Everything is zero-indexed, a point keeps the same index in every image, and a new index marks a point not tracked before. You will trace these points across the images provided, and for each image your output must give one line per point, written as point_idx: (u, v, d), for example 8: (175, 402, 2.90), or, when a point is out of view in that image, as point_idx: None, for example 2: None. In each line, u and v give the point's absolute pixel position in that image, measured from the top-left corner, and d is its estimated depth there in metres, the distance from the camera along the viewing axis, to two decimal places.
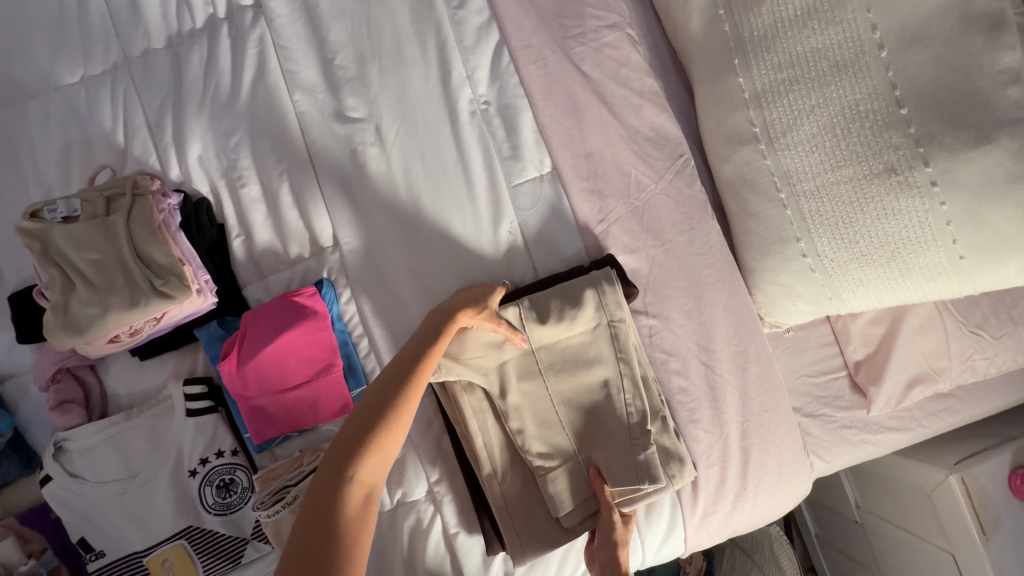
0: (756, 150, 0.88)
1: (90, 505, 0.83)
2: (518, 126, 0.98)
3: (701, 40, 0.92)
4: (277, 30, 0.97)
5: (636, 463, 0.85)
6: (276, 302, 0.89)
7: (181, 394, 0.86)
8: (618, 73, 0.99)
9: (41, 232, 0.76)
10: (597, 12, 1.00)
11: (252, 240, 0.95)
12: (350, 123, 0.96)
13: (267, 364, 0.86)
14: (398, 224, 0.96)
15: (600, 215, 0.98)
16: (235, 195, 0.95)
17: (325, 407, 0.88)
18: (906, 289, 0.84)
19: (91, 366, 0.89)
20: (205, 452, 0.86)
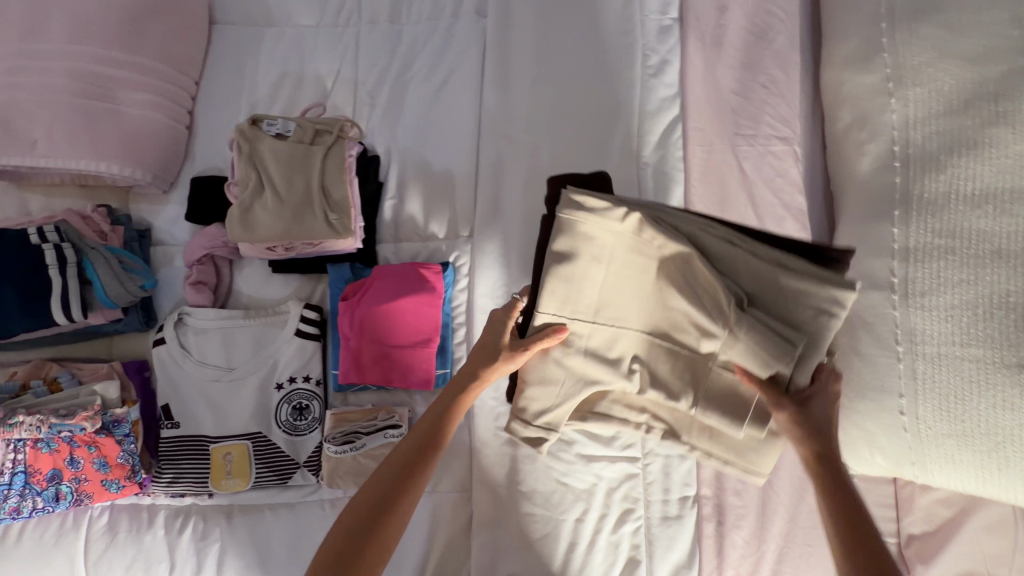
0: (888, 298, 0.90)
1: (186, 380, 0.90)
2: (668, 195, 1.04)
3: (867, 181, 0.96)
4: (491, 41, 1.08)
5: (773, 365, 0.60)
6: (404, 267, 0.95)
7: (299, 313, 0.94)
8: (774, 181, 1.05)
9: (256, 138, 0.87)
10: (774, 122, 1.06)
11: (402, 206, 1.03)
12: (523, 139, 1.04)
13: (378, 318, 0.92)
14: None
15: None
16: (402, 164, 1.05)
17: (409, 376, 0.93)
18: (995, 485, 0.83)
19: (231, 260, 0.98)
20: (296, 373, 0.92)
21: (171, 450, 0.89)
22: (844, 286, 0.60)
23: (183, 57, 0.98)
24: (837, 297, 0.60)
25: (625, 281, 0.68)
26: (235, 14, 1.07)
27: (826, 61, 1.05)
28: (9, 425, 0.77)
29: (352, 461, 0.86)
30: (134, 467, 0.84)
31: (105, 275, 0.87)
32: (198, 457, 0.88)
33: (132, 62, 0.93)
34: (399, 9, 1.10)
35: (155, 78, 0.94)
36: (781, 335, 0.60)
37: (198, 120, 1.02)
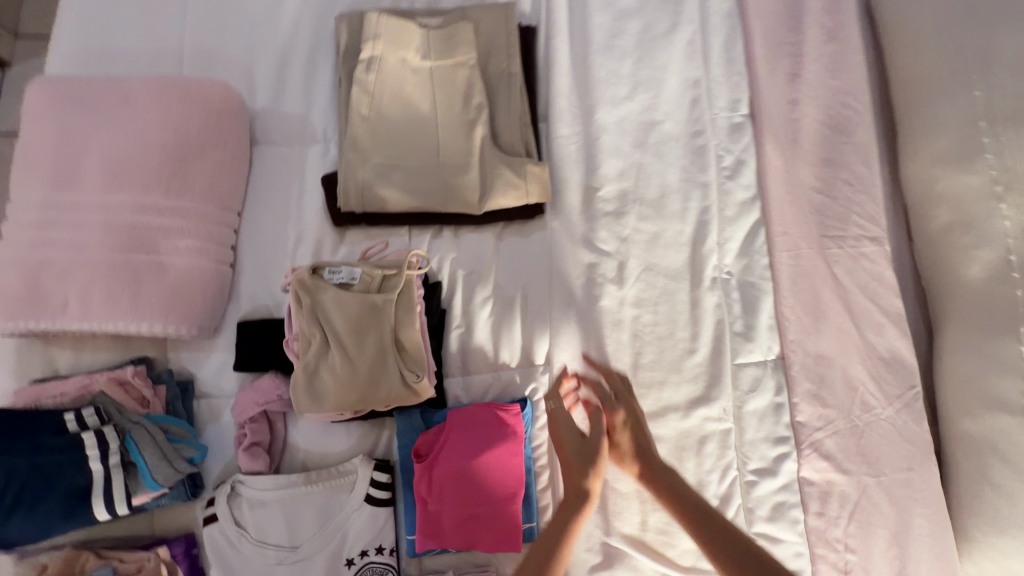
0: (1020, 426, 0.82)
1: (244, 563, 0.79)
2: (757, 308, 0.96)
3: (976, 292, 0.89)
4: (554, 148, 1.01)
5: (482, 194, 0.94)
6: (483, 412, 0.86)
7: (368, 474, 0.83)
8: (869, 286, 0.98)
9: (319, 292, 0.78)
10: (862, 220, 1.00)
11: (470, 335, 0.94)
12: (597, 254, 0.97)
13: (459, 476, 0.82)
14: (617, 367, 0.92)
15: (818, 423, 0.92)
16: (467, 288, 0.96)
17: (493, 539, 0.82)
18: None
19: (284, 413, 0.87)
20: (369, 546, 0.81)
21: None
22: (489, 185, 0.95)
23: (229, 193, 0.91)
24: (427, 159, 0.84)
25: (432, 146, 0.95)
26: (278, 134, 0.99)
27: (913, 154, 0.99)
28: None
29: None
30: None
31: (151, 459, 0.76)
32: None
33: (176, 207, 0.86)
34: None
35: (202, 223, 0.87)
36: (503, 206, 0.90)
37: (243, 253, 0.93)
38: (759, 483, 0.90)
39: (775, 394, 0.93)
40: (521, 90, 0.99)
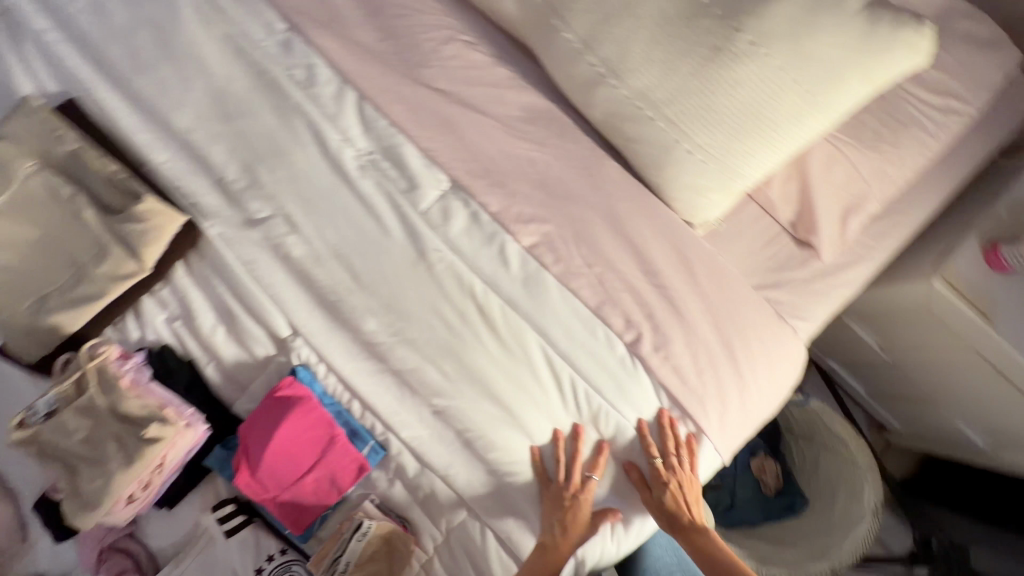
0: (609, 87, 0.95)
1: None
2: (405, 159, 1.04)
3: (522, 21, 1.03)
4: (168, 175, 1.05)
5: (129, 257, 0.97)
6: (263, 406, 0.95)
7: (218, 519, 0.91)
8: (470, 76, 1.07)
9: (32, 437, 0.85)
10: (429, 34, 1.09)
11: (223, 359, 1.01)
12: (262, 223, 1.03)
13: (275, 463, 0.91)
14: (339, 287, 1.01)
15: (508, 200, 1.01)
16: (194, 328, 1.02)
17: (342, 478, 0.94)
18: (784, 139, 0.92)
19: (131, 533, 0.94)
20: (264, 558, 0.90)
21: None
22: (116, 248, 0.98)
23: None
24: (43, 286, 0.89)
25: (61, 258, 0.99)
26: None
27: None
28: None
29: None
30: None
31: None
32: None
33: None
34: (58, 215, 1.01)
35: None
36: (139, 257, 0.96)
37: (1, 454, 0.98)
38: (499, 279, 0.98)
39: (465, 207, 1.02)
40: (95, 155, 1.01)
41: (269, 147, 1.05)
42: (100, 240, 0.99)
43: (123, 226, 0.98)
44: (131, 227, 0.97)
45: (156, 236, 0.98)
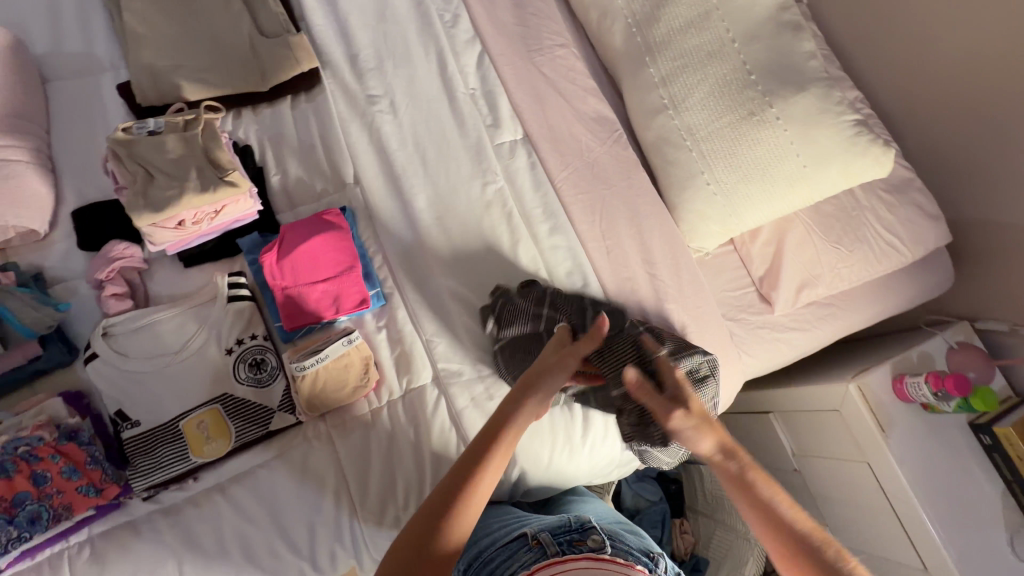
0: (847, 386, 1.25)
1: (135, 379, 0.79)
2: (697, 285, 1.05)
3: (824, 341, 1.16)
4: (589, 98, 1.14)
5: (508, 102, 1.11)
6: (307, 224, 0.91)
7: (232, 279, 0.85)
8: (779, 319, 1.12)
9: (128, 142, 0.81)
10: (857, 245, 1.10)
11: (449, 189, 1.01)
12: (584, 178, 1.08)
13: (303, 264, 0.88)
14: (550, 267, 1.00)
15: (742, 372, 1.06)
16: (479, 154, 1.05)
17: (343, 303, 0.89)
18: (881, 523, 1.27)
19: (140, 271, 0.87)
20: (242, 334, 0.83)
21: (134, 451, 0.76)
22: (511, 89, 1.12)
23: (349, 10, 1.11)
24: (487, 78, 1.12)
25: (498, 51, 1.14)
26: None
27: (890, 208, 1.12)
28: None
29: (316, 377, 0.81)
30: (95, 452, 0.71)
31: (17, 305, 0.76)
32: (163, 437, 0.77)
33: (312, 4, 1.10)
34: (531, 41, 1.16)
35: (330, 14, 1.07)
36: (515, 110, 1.11)
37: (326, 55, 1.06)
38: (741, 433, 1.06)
39: (679, 326, 1.01)
40: (582, 57, 1.19)
41: (684, 175, 1.04)
42: (511, 75, 1.13)
43: (537, 90, 1.13)
44: (539, 93, 1.13)
45: (540, 113, 1.11)
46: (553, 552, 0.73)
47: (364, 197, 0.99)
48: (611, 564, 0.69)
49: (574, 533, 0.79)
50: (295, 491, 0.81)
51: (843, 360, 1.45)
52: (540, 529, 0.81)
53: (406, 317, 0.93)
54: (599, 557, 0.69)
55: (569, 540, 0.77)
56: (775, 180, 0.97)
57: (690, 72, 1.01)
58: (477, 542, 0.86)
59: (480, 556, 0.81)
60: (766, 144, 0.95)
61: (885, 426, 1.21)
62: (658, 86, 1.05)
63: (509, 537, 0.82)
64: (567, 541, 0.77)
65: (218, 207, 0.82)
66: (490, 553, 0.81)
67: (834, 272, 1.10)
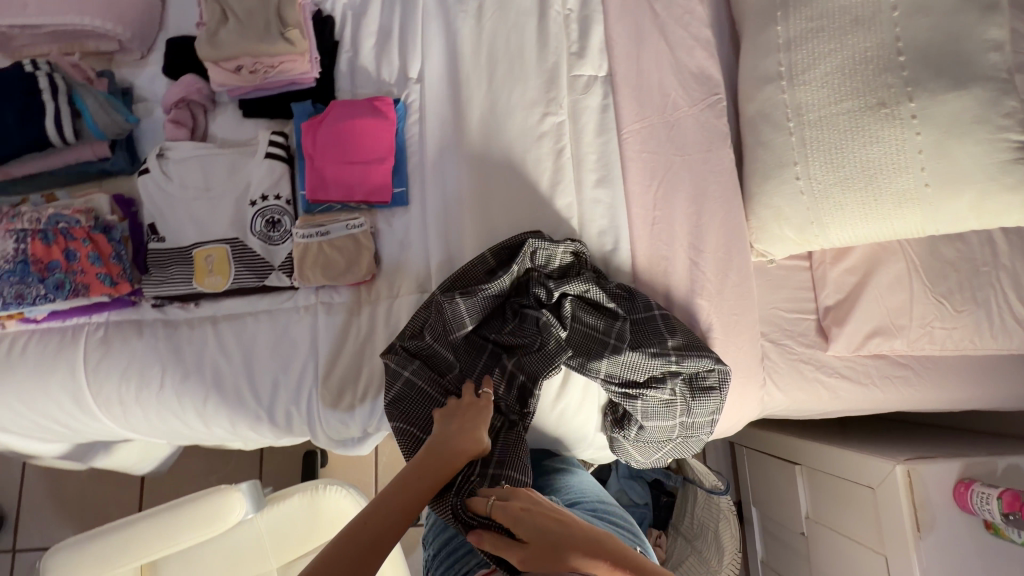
0: (894, 466, 1.05)
1: (170, 201, 0.86)
2: (741, 289, 0.92)
3: (879, 404, 0.97)
4: (695, 49, 0.99)
5: (601, 32, 1.00)
6: (355, 105, 0.91)
7: (273, 137, 0.89)
8: (830, 358, 0.95)
9: None
10: (970, 306, 0.87)
11: (506, 108, 0.95)
12: (655, 136, 0.95)
13: (338, 141, 0.88)
14: (582, 220, 0.92)
15: (761, 400, 0.93)
16: (549, 81, 0.97)
17: (363, 189, 0.88)
18: None
19: (206, 110, 0.94)
20: (267, 191, 0.87)
21: (153, 261, 0.85)
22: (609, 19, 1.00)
23: None
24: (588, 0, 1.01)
25: None
26: None
27: None
28: (11, 216, 0.77)
29: (316, 250, 0.84)
30: (120, 250, 0.81)
31: (95, 107, 0.84)
32: (178, 258, 0.85)
33: None
34: None
35: None
36: (605, 43, 1.00)
37: None
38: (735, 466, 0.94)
39: (702, 326, 0.90)
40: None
41: (772, 162, 0.88)
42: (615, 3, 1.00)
43: (639, 26, 0.99)
44: (639, 30, 0.99)
45: (633, 53, 0.99)
46: None
47: (420, 95, 0.97)
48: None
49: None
50: (271, 347, 0.86)
51: (904, 440, 1.22)
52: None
53: (421, 225, 0.92)
54: None
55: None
56: (881, 194, 0.79)
57: (822, 38, 0.83)
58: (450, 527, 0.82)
59: (450, 543, 0.78)
60: (883, 147, 0.77)
61: (922, 525, 1.01)
62: (780, 50, 0.87)
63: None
64: None
65: (274, 62, 0.87)
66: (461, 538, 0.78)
67: (923, 328, 0.89)
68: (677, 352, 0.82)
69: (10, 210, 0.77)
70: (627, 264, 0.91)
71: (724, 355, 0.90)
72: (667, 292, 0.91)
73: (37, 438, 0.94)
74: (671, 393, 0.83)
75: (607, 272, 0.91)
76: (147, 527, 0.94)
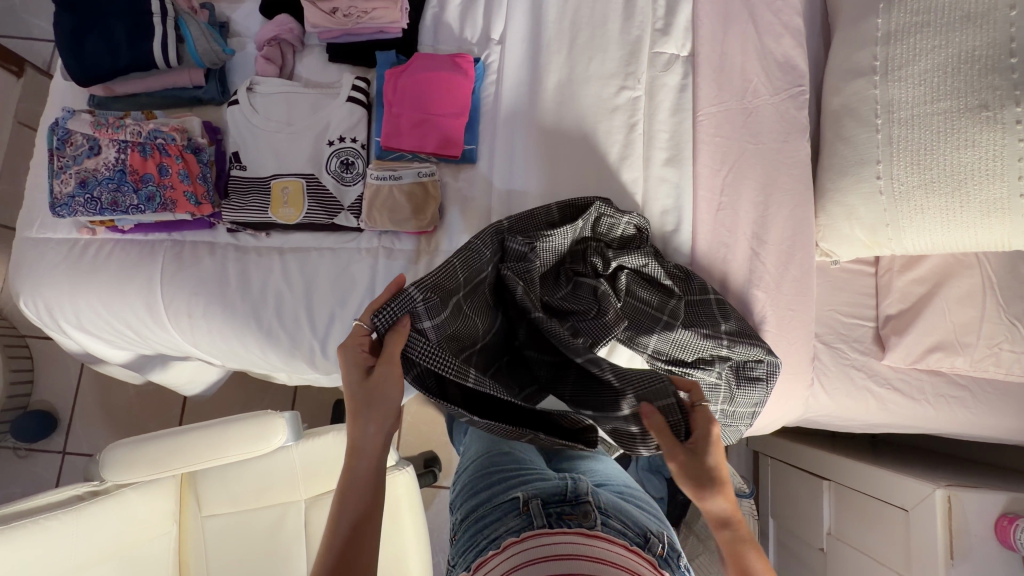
0: (933, 489, 1.02)
1: (254, 132, 0.91)
2: (801, 285, 0.90)
3: (930, 421, 0.94)
4: (784, 36, 0.96)
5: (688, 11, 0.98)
6: (438, 58, 0.93)
7: (356, 82, 0.93)
8: (884, 367, 0.92)
9: None
10: None
11: (584, 76, 0.95)
12: (731, 120, 0.94)
13: (418, 91, 0.90)
14: (646, 196, 0.92)
15: (806, 398, 0.91)
16: (630, 54, 0.96)
17: (436, 141, 0.91)
18: None
19: (296, 50, 0.97)
20: (345, 133, 0.91)
21: (233, 187, 0.89)
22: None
23: None
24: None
25: None
26: None
27: None
28: (115, 127, 0.83)
29: (385, 194, 0.87)
30: (206, 171, 0.86)
31: (197, 34, 0.88)
32: (256, 187, 0.89)
33: None
34: None
35: None
36: (691, 22, 0.98)
37: None
38: None
39: (755, 316, 0.89)
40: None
41: (853, 158, 0.85)
42: None
43: (728, 8, 0.97)
44: (727, 12, 0.97)
45: (718, 35, 0.97)
46: (541, 523, 0.63)
47: (499, 57, 0.98)
48: (600, 543, 0.58)
49: (566, 506, 0.67)
50: (332, 283, 0.90)
51: (945, 468, 1.17)
52: (534, 493, 0.71)
53: (486, 184, 0.94)
54: (588, 534, 0.59)
55: (559, 513, 0.66)
56: (969, 201, 0.76)
57: (926, 34, 0.79)
58: (475, 496, 0.80)
59: (476, 510, 0.76)
60: (979, 152, 0.74)
61: (954, 552, 0.98)
62: (877, 42, 0.84)
63: (506, 492, 0.75)
64: (555, 514, 0.65)
65: (367, 8, 0.89)
66: (486, 509, 0.75)
67: (992, 349, 0.85)
68: (729, 337, 0.81)
69: (115, 121, 0.83)
70: (687, 245, 0.91)
71: (775, 347, 0.88)
72: (725, 278, 0.90)
73: (108, 341, 1.01)
74: (716, 378, 0.83)
75: (665, 251, 0.91)
76: (191, 440, 1.00)
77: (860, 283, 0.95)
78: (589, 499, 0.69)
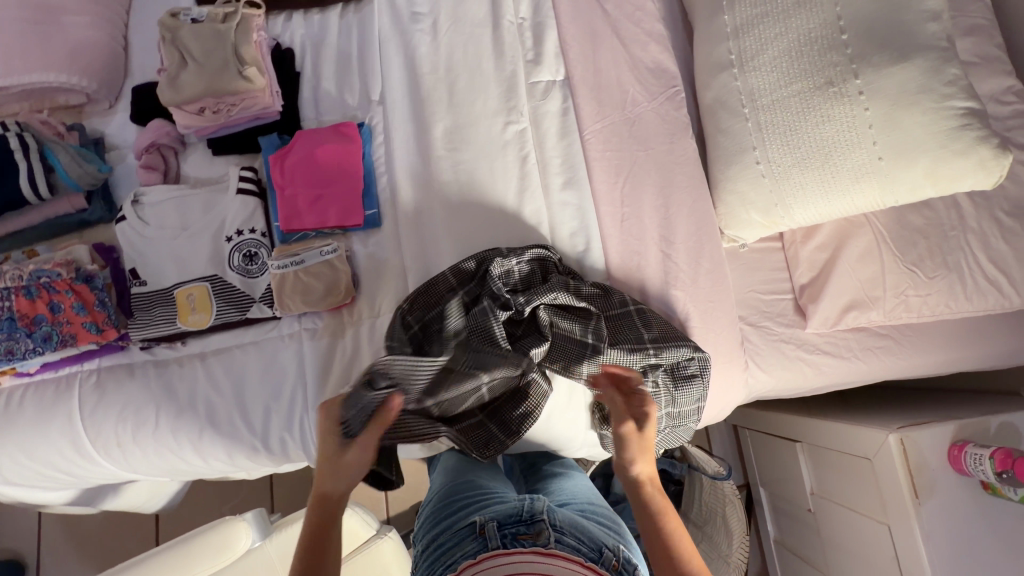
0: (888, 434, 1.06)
1: (148, 244, 0.88)
2: (716, 275, 0.93)
3: (866, 374, 0.98)
4: (649, 44, 1.00)
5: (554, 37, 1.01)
6: (320, 132, 0.93)
7: (243, 173, 0.92)
8: (811, 333, 0.96)
9: (172, 26, 0.89)
10: (947, 270, 0.88)
11: (468, 120, 0.96)
12: (616, 134, 0.97)
13: (306, 169, 0.90)
14: (552, 223, 0.94)
15: (747, 382, 0.94)
16: (507, 90, 0.98)
17: (335, 214, 0.90)
18: None
19: (177, 151, 0.96)
20: (241, 225, 0.89)
21: (137, 304, 0.87)
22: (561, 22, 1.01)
23: None
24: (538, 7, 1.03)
25: None
26: None
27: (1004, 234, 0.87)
28: None
29: (293, 279, 0.86)
30: (103, 297, 0.83)
31: (67, 160, 0.86)
32: (161, 299, 0.87)
33: None
34: None
35: None
36: (560, 47, 1.01)
37: None
38: None
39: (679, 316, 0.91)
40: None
41: (732, 148, 0.89)
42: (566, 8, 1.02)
43: (591, 28, 1.01)
44: (590, 33, 1.01)
45: (588, 55, 1.00)
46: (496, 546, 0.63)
47: (383, 117, 0.98)
48: (556, 564, 0.60)
49: (522, 526, 0.68)
50: (260, 377, 0.88)
51: (897, 408, 1.23)
52: (491, 516, 0.70)
53: (395, 244, 0.94)
54: (546, 551, 0.61)
55: (515, 533, 0.66)
56: (839, 170, 0.80)
57: (768, 23, 0.84)
58: (438, 522, 0.78)
59: (436, 538, 0.74)
60: (835, 125, 0.79)
61: (919, 490, 1.02)
62: (728, 38, 0.89)
63: (466, 516, 0.73)
64: (510, 534, 0.66)
65: (236, 100, 0.89)
66: (446, 534, 0.74)
67: (900, 296, 0.90)
68: (654, 345, 0.83)
69: None
70: (601, 262, 0.93)
71: (705, 341, 0.91)
72: (643, 286, 0.92)
73: (42, 486, 0.96)
74: (653, 386, 0.85)
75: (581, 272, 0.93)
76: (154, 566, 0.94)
77: (772, 260, 0.99)
78: (544, 517, 0.69)
